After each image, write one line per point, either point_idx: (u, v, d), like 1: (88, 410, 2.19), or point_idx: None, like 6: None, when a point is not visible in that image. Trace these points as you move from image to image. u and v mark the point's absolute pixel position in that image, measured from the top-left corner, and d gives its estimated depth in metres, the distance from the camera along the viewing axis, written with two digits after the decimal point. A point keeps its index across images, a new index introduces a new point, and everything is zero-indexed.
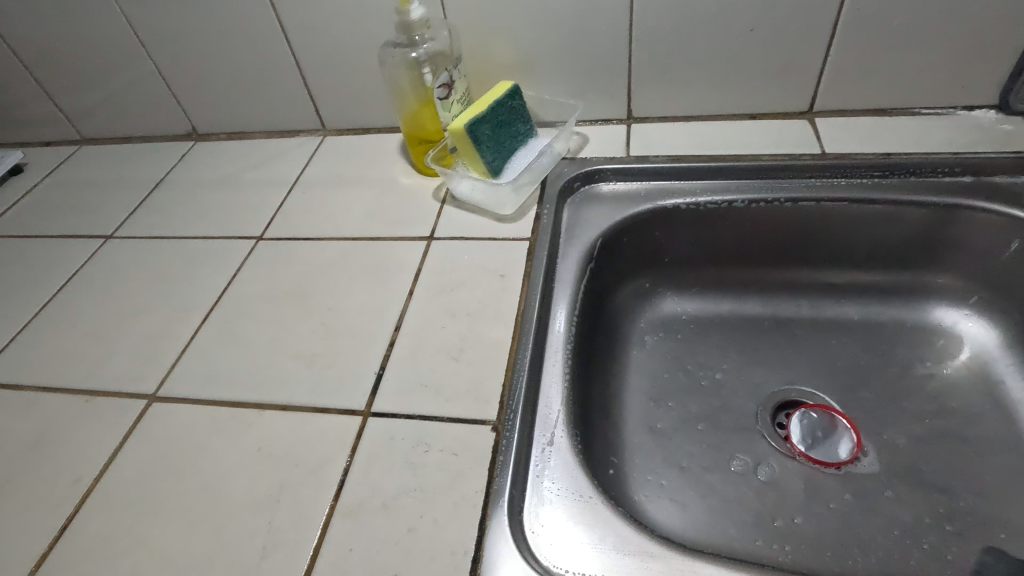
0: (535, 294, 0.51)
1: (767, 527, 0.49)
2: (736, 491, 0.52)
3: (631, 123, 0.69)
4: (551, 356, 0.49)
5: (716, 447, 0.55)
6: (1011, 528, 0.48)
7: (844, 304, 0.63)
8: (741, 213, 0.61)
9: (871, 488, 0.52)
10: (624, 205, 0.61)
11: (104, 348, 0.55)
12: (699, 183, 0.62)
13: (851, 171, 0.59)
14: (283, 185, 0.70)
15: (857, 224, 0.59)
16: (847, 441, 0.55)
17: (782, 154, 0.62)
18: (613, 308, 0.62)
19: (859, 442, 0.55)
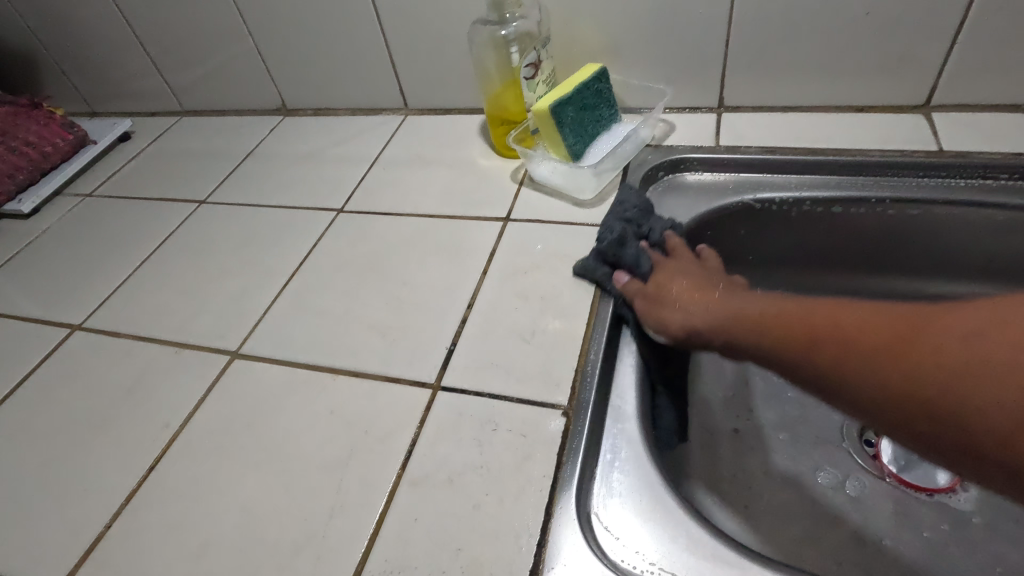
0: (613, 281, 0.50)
1: (849, 548, 0.46)
2: (815, 507, 0.48)
3: (721, 111, 0.66)
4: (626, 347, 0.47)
5: (795, 458, 0.52)
6: None
7: None
8: (840, 212, 0.56)
9: (971, 520, 0.47)
10: (710, 197, 0.59)
11: (194, 305, 0.58)
12: (794, 179, 0.58)
13: (974, 172, 0.54)
14: (364, 162, 0.72)
15: (975, 230, 0.53)
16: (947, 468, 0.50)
17: (891, 150, 0.57)
18: None
19: None
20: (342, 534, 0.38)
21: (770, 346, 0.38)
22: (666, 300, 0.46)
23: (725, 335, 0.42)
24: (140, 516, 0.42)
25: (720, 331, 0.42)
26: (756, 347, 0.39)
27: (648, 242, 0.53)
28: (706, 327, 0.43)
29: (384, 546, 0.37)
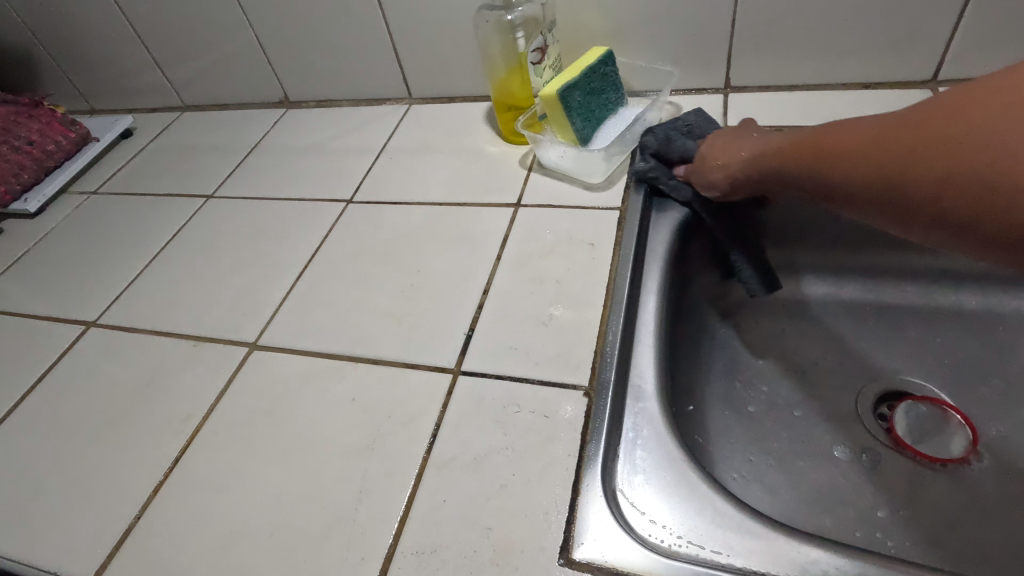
0: (626, 261, 0.50)
1: (866, 518, 0.46)
2: (831, 481, 0.49)
3: (728, 92, 0.66)
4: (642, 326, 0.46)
5: (810, 434, 0.53)
6: None
7: (962, 293, 0.58)
8: None
9: (985, 488, 0.47)
10: None
11: (209, 298, 0.58)
12: None
13: None
14: (371, 152, 0.72)
15: None
16: (960, 437, 0.51)
17: None
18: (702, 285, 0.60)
19: (975, 440, 0.51)
20: (372, 518, 0.38)
21: (791, 169, 0.51)
22: (708, 159, 0.57)
23: (767, 175, 0.53)
24: (169, 507, 0.42)
25: (755, 171, 0.54)
26: (780, 170, 0.52)
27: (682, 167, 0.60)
28: (748, 171, 0.54)
29: (413, 529, 0.37)
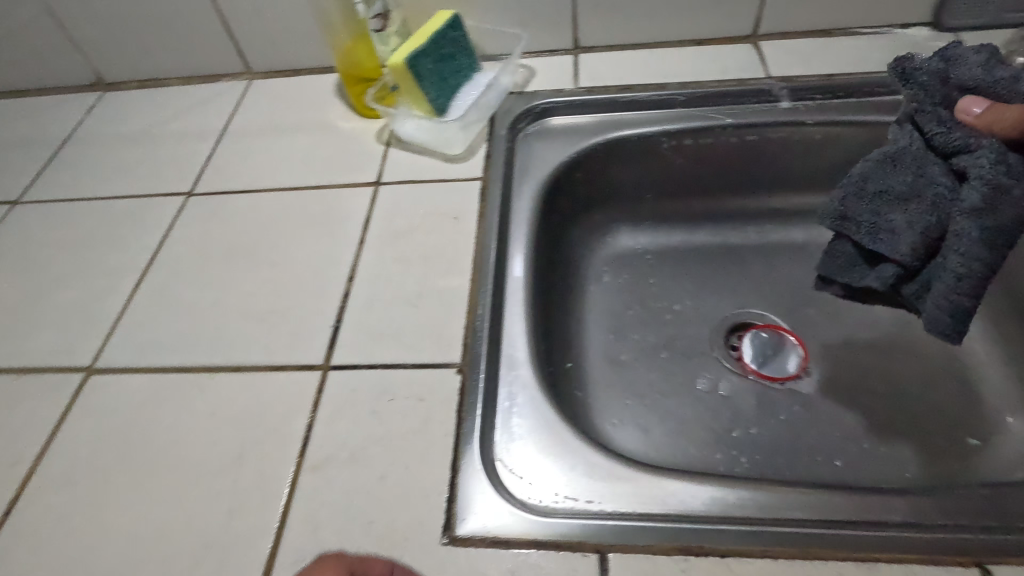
0: (492, 231, 0.50)
1: (724, 440, 0.52)
2: (694, 411, 0.54)
3: (577, 53, 0.66)
4: (512, 295, 0.48)
5: (675, 372, 0.57)
6: (938, 417, 0.52)
7: (789, 228, 0.66)
8: (691, 145, 0.61)
9: (815, 397, 0.55)
10: (576, 139, 0.60)
11: (28, 322, 0.50)
12: (650, 114, 0.61)
13: (797, 93, 0.60)
14: (210, 135, 0.65)
15: (799, 149, 0.61)
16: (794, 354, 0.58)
17: (729, 81, 0.61)
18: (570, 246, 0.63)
19: (805, 356, 0.58)
20: (248, 531, 0.36)
21: None
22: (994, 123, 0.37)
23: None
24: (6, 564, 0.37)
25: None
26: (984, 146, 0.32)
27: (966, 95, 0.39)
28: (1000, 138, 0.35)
29: (293, 535, 0.36)
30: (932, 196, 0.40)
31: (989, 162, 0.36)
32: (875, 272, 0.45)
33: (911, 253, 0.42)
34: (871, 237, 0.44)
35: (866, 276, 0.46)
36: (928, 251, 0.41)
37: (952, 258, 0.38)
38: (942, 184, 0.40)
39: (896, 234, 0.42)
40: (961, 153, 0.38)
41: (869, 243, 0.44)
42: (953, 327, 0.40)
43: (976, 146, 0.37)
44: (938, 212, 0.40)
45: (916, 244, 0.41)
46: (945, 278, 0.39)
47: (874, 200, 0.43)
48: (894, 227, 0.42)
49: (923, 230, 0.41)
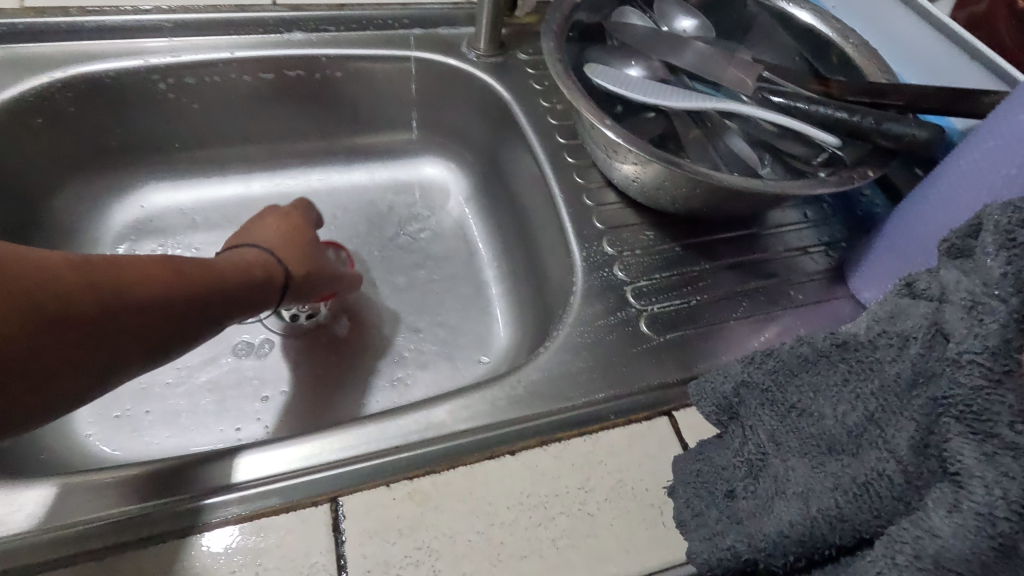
0: None
1: (247, 411, 0.49)
2: (222, 382, 0.50)
3: None
4: None
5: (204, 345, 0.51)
6: (463, 342, 0.55)
7: (349, 172, 0.63)
8: (198, 87, 0.53)
9: (354, 344, 0.54)
10: (18, 76, 0.47)
11: None
12: (129, 44, 0.51)
13: (306, 24, 0.55)
14: None
15: (326, 88, 0.57)
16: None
17: (227, 6, 0.53)
18: (65, 211, 0.53)
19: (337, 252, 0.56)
20: None
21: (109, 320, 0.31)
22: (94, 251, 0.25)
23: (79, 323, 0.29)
24: None
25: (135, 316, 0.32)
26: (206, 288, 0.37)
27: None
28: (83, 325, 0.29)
29: None
30: (857, 472, 0.24)
31: (995, 490, 0.20)
32: (718, 534, 0.29)
33: (782, 540, 0.26)
34: (753, 476, 0.29)
35: (707, 514, 0.30)
36: (811, 554, 0.25)
37: (735, 529, 0.28)
38: (977, 498, 0.20)
39: (778, 501, 0.27)
40: (967, 433, 0.21)
41: (744, 490, 0.29)
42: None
43: (1008, 444, 0.20)
44: (884, 509, 0.23)
45: (796, 523, 0.25)
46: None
47: (790, 421, 0.28)
48: (783, 481, 0.27)
49: (830, 524, 0.24)
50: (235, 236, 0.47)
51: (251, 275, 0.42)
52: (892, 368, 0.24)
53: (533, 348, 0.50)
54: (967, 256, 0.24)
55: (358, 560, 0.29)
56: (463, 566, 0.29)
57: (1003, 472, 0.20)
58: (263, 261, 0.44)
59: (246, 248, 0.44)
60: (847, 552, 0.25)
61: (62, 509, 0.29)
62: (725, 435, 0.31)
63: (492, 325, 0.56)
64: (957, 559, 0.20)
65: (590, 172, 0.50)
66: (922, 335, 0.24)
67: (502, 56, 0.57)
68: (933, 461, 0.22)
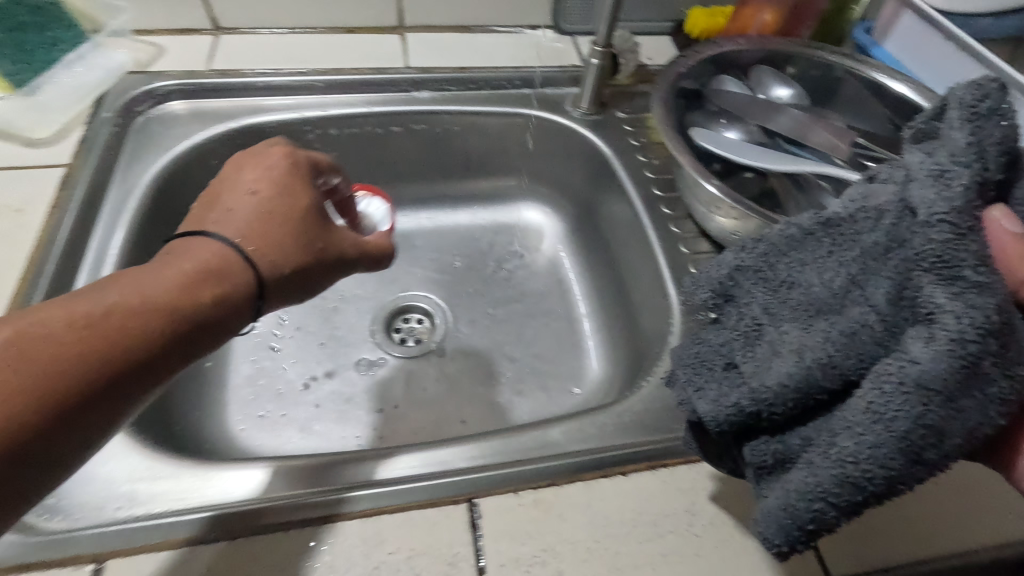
0: (69, 207, 0.46)
1: (366, 421, 0.54)
2: (344, 395, 0.56)
3: (218, 35, 0.62)
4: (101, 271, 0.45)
5: (330, 360, 0.58)
6: (556, 373, 0.59)
7: (454, 212, 0.70)
8: (339, 136, 0.62)
9: (457, 368, 0.59)
10: (203, 125, 0.57)
11: None
12: (288, 100, 0.60)
13: (433, 84, 0.63)
14: None
15: (444, 138, 0.64)
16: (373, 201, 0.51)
17: (368, 69, 0.62)
18: None
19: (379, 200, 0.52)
20: None
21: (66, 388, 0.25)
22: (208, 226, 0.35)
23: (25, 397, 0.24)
24: None
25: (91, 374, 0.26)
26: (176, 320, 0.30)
27: (988, 215, 0.25)
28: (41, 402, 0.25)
29: None
30: (843, 325, 0.27)
31: (965, 319, 0.23)
32: (717, 397, 0.30)
33: (782, 391, 0.27)
34: (747, 346, 0.30)
35: (707, 388, 0.31)
36: (804, 401, 0.27)
37: (733, 390, 0.29)
38: (949, 327, 0.23)
39: (774, 358, 0.29)
40: (939, 279, 0.24)
41: (741, 358, 0.30)
42: (782, 538, 0.28)
43: (969, 283, 0.23)
44: (867, 353, 0.26)
45: (793, 373, 0.27)
46: (823, 466, 0.26)
47: (780, 293, 0.29)
48: (776, 344, 0.29)
49: (824, 372, 0.27)
50: (203, 203, 0.38)
51: (181, 287, 0.30)
52: (874, 232, 0.27)
53: (626, 383, 0.54)
54: (930, 138, 0.27)
55: (495, 555, 0.33)
56: (585, 569, 0.33)
57: (970, 304, 0.23)
58: (212, 266, 0.33)
59: (196, 240, 0.34)
60: (835, 398, 0.27)
61: (257, 488, 0.36)
62: (720, 319, 0.32)
63: (583, 359, 0.60)
64: (935, 378, 0.23)
65: (686, 222, 0.55)
66: (893, 210, 0.26)
67: (603, 115, 0.63)
68: (907, 309, 0.25)
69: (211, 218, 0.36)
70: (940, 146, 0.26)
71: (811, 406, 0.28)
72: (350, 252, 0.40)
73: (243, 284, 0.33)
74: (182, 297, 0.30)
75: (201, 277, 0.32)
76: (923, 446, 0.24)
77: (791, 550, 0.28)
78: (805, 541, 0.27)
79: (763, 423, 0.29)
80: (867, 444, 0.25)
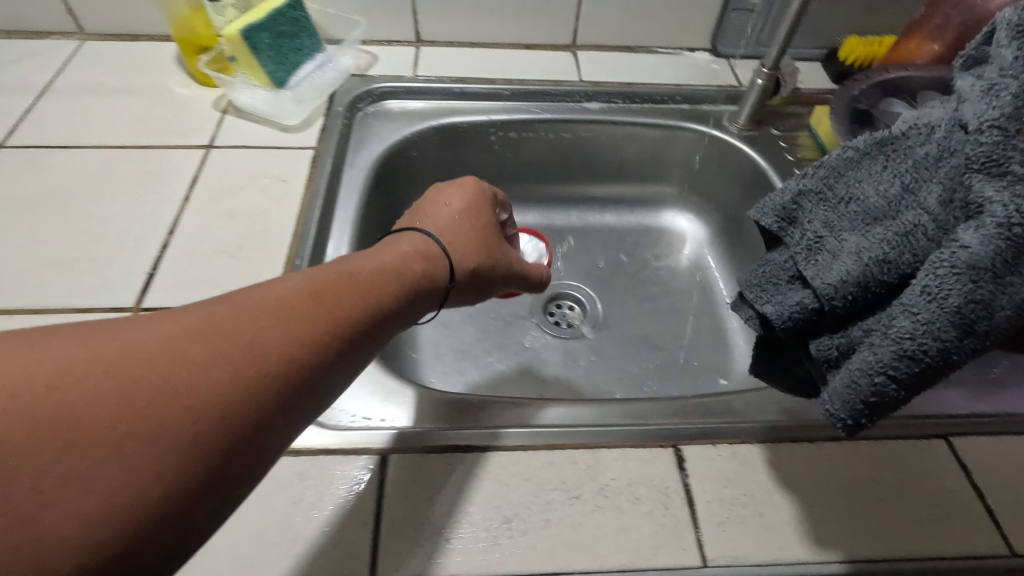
0: (320, 180, 0.56)
1: (531, 389, 0.61)
2: (512, 364, 0.63)
3: (420, 47, 0.72)
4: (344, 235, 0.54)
5: (497, 334, 0.65)
6: (702, 364, 0.64)
7: (603, 214, 0.76)
8: (517, 138, 0.70)
9: (609, 351, 0.65)
10: (411, 122, 0.66)
11: None
12: (479, 105, 0.69)
13: (603, 96, 0.70)
14: (29, 92, 0.63)
15: (606, 145, 0.71)
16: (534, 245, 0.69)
17: (547, 81, 0.70)
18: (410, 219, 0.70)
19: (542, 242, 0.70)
20: None
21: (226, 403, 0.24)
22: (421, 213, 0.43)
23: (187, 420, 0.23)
24: None
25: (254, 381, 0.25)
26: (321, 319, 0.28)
27: None
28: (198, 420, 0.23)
29: None
30: (897, 226, 0.31)
31: (1009, 207, 0.26)
32: (785, 299, 0.36)
33: (838, 287, 0.32)
34: (810, 258, 0.35)
35: (783, 299, 0.36)
36: (859, 298, 0.32)
37: (802, 296, 0.35)
38: (997, 213, 0.27)
39: (835, 260, 0.33)
40: (987, 176, 0.27)
41: (804, 266, 0.35)
42: (848, 410, 0.31)
43: (1015, 177, 0.27)
44: (920, 246, 0.30)
45: (850, 272, 0.31)
46: (882, 345, 0.29)
47: (841, 208, 0.34)
48: (839, 250, 0.33)
49: (881, 262, 0.31)
50: (411, 213, 0.43)
51: (391, 274, 0.33)
52: (921, 146, 0.31)
53: None
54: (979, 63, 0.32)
55: (701, 492, 0.38)
56: (781, 515, 0.38)
57: (1013, 194, 0.27)
58: (421, 252, 0.37)
59: (411, 234, 0.38)
60: (892, 291, 0.31)
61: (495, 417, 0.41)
62: (784, 242, 0.37)
63: (728, 355, 0.64)
64: (985, 258, 0.26)
65: None
66: (944, 125, 0.30)
67: (758, 131, 0.68)
68: (959, 206, 0.29)
69: (423, 223, 0.42)
70: (991, 66, 0.29)
71: (867, 302, 0.32)
72: (516, 267, 0.45)
73: (443, 275, 0.37)
74: (226, 328, 0.25)
75: (290, 296, 0.28)
76: (983, 309, 0.27)
77: (858, 424, 0.31)
78: (870, 414, 0.31)
79: (827, 319, 0.34)
80: (928, 315, 0.28)
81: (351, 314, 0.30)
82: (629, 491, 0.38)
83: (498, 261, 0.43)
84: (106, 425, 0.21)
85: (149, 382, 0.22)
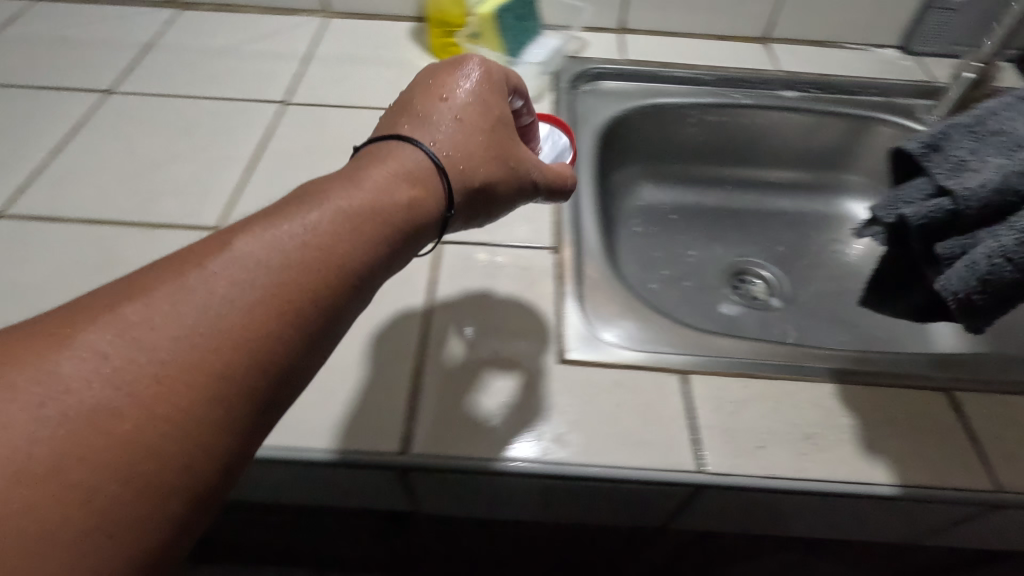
0: None
1: None
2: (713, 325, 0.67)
3: (624, 33, 0.78)
4: (588, 197, 0.59)
5: (695, 299, 0.70)
6: None
7: (780, 197, 0.81)
8: (713, 121, 0.75)
9: (804, 322, 0.69)
10: (624, 100, 0.72)
11: (148, 186, 0.56)
12: (684, 88, 0.74)
13: (799, 86, 0.74)
14: (295, 59, 0.72)
15: (795, 131, 0.76)
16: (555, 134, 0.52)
17: (747, 69, 0.75)
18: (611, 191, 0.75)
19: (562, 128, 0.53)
20: (392, 353, 0.44)
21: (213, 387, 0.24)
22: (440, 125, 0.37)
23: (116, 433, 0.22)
24: None
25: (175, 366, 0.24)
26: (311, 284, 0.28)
27: None
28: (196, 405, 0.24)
29: (432, 359, 0.44)
30: None
31: None
32: (924, 203, 0.41)
33: (980, 187, 0.38)
34: (953, 169, 0.41)
35: (903, 198, 0.43)
36: (999, 200, 0.37)
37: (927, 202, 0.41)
38: None
39: (977, 174, 0.39)
40: None
41: (942, 177, 0.41)
42: (963, 284, 0.37)
43: None
44: None
45: (996, 177, 0.37)
46: (1007, 234, 0.36)
47: (989, 140, 0.41)
48: (981, 167, 0.39)
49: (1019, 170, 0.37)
50: (398, 109, 0.38)
51: (382, 203, 0.31)
52: None
53: None
54: None
55: (977, 430, 0.42)
56: None
57: None
58: (354, 177, 0.32)
59: (402, 149, 0.34)
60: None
61: (775, 356, 0.46)
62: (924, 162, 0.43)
63: None
64: None
65: None
66: None
67: None
68: None
69: (432, 119, 0.36)
70: None
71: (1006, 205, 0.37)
72: (537, 174, 0.41)
73: (436, 199, 0.34)
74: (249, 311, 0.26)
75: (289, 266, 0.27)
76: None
77: (972, 300, 0.37)
78: (979, 290, 0.37)
79: (954, 220, 0.39)
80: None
81: (326, 285, 0.28)
82: (910, 425, 0.42)
83: (508, 171, 0.38)
84: (109, 444, 0.22)
85: (211, 369, 0.24)
